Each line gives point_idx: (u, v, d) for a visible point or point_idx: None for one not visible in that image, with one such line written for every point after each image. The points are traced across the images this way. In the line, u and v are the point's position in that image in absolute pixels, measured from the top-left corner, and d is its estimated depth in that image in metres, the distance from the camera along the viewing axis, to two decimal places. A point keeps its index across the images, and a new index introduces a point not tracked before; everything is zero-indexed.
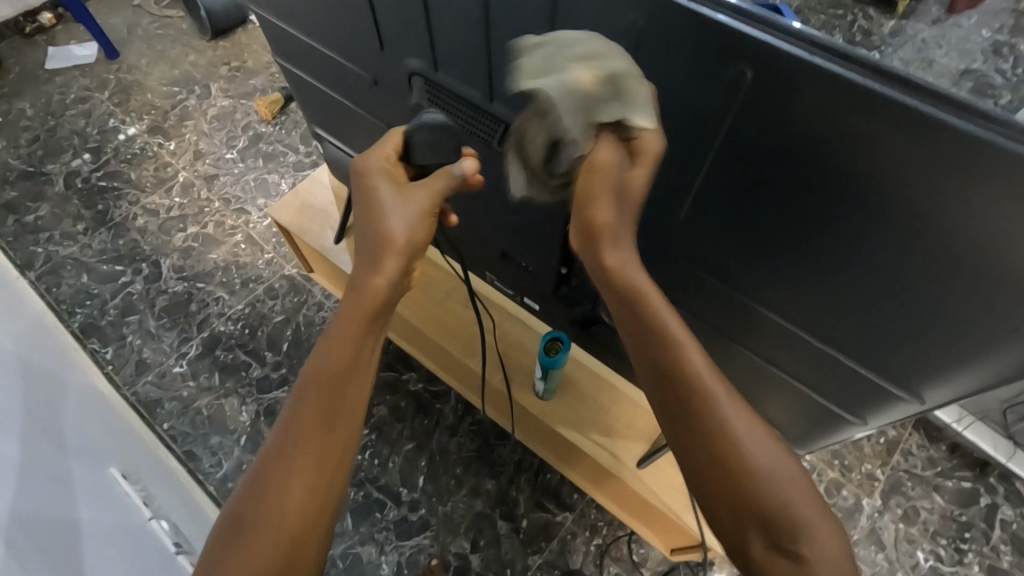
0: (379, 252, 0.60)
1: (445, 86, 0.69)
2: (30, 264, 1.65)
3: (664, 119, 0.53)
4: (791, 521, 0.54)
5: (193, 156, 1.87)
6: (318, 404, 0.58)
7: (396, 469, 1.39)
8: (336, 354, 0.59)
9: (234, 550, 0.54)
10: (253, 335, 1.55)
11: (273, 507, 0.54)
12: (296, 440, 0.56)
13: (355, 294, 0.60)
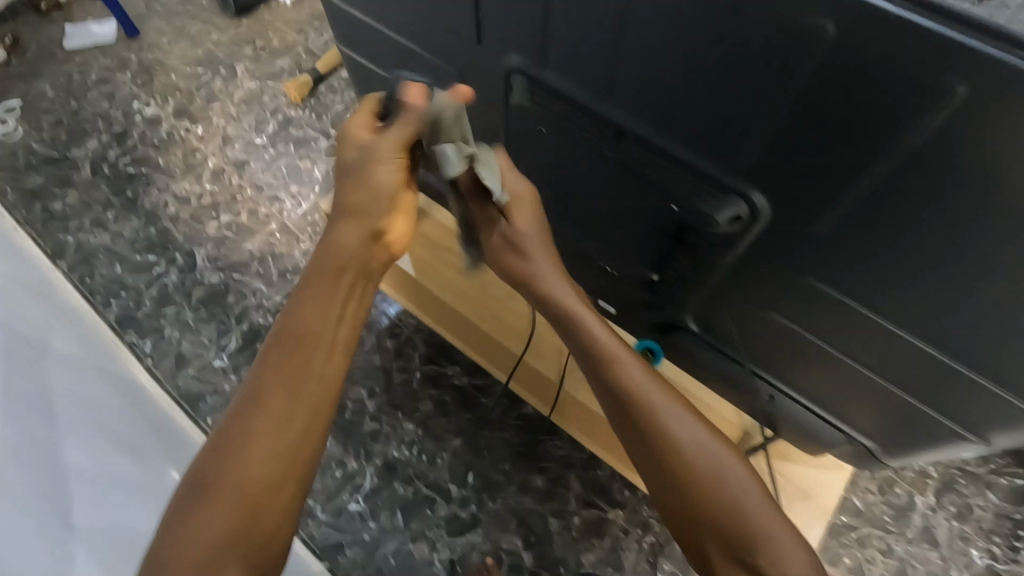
0: (342, 221, 0.79)
1: (551, 84, 0.64)
2: (61, 253, 1.61)
3: (778, 104, 0.50)
4: (739, 523, 0.71)
5: (222, 141, 1.82)
6: (287, 368, 0.74)
7: (445, 466, 1.37)
8: (306, 326, 0.76)
9: (195, 505, 0.69)
10: None
11: (253, 447, 0.71)
12: (267, 395, 0.74)
13: (322, 257, 0.79)
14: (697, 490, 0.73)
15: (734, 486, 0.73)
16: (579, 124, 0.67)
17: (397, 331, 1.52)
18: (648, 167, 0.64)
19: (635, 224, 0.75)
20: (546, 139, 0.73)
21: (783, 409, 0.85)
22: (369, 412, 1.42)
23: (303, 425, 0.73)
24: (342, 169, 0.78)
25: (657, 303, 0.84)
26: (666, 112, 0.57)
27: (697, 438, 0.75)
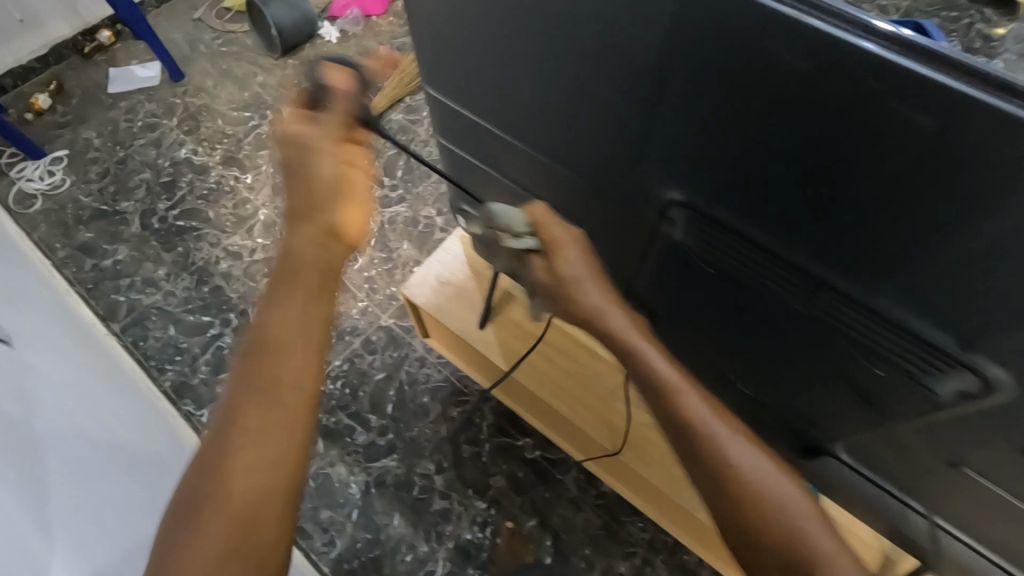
0: (306, 222, 0.67)
1: (717, 220, 0.60)
2: (113, 314, 1.56)
3: (824, 188, 0.49)
4: (819, 567, 0.58)
5: (272, 190, 1.76)
6: (257, 402, 0.60)
7: (521, 550, 1.29)
8: (268, 330, 0.63)
9: (175, 552, 0.57)
10: (355, 397, 1.45)
11: (211, 501, 0.58)
12: (239, 405, 0.61)
13: (287, 254, 0.66)
14: (763, 520, 0.61)
15: (792, 507, 0.61)
16: (765, 274, 0.61)
17: (462, 398, 1.44)
18: (851, 317, 0.57)
19: (827, 361, 0.65)
20: (714, 277, 0.68)
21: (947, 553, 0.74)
22: (438, 489, 1.35)
23: (288, 423, 0.61)
24: (308, 170, 0.67)
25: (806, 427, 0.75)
26: (734, 205, 0.57)
27: (753, 460, 0.63)
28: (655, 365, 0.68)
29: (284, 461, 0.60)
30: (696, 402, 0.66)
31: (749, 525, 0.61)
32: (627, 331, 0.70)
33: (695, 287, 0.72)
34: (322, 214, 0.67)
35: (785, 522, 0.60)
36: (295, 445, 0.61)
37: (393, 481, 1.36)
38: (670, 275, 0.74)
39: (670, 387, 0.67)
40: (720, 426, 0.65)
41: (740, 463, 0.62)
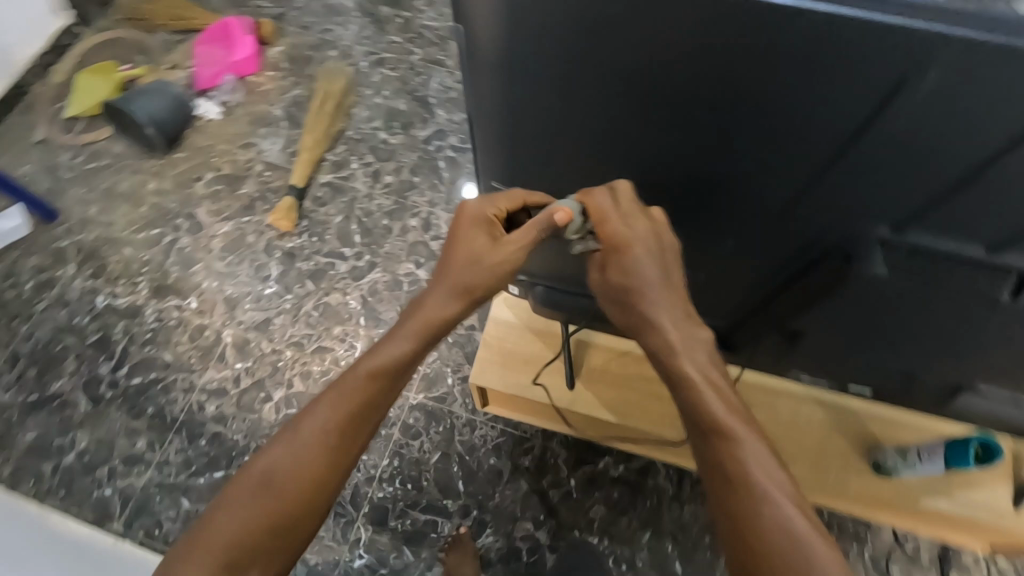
0: (447, 289, 0.74)
1: (909, 238, 0.55)
2: (109, 513, 1.34)
3: (937, 162, 0.50)
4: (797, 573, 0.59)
5: (226, 306, 1.55)
6: (327, 431, 0.73)
7: (648, 567, 1.28)
8: (379, 366, 0.74)
9: (232, 496, 0.70)
10: (420, 488, 1.35)
11: (277, 479, 0.71)
12: (310, 433, 0.72)
13: (417, 310, 0.75)
14: (757, 512, 0.62)
15: (799, 537, 0.60)
16: (946, 283, 0.58)
17: (528, 445, 1.38)
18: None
19: (1006, 337, 0.63)
20: (892, 301, 0.64)
21: None
22: (544, 545, 1.30)
23: (337, 463, 0.72)
24: (473, 254, 0.72)
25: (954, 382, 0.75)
26: (878, 218, 0.56)
27: (772, 485, 0.63)
28: (726, 413, 0.67)
29: (327, 477, 0.72)
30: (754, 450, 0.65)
31: (753, 553, 0.61)
32: (702, 382, 0.68)
33: (867, 310, 0.67)
34: (472, 284, 0.73)
35: (784, 545, 0.60)
36: (329, 477, 0.72)
37: (497, 556, 1.30)
38: (838, 306, 0.68)
39: (728, 434, 0.66)
40: (769, 485, 0.63)
41: (774, 522, 0.62)
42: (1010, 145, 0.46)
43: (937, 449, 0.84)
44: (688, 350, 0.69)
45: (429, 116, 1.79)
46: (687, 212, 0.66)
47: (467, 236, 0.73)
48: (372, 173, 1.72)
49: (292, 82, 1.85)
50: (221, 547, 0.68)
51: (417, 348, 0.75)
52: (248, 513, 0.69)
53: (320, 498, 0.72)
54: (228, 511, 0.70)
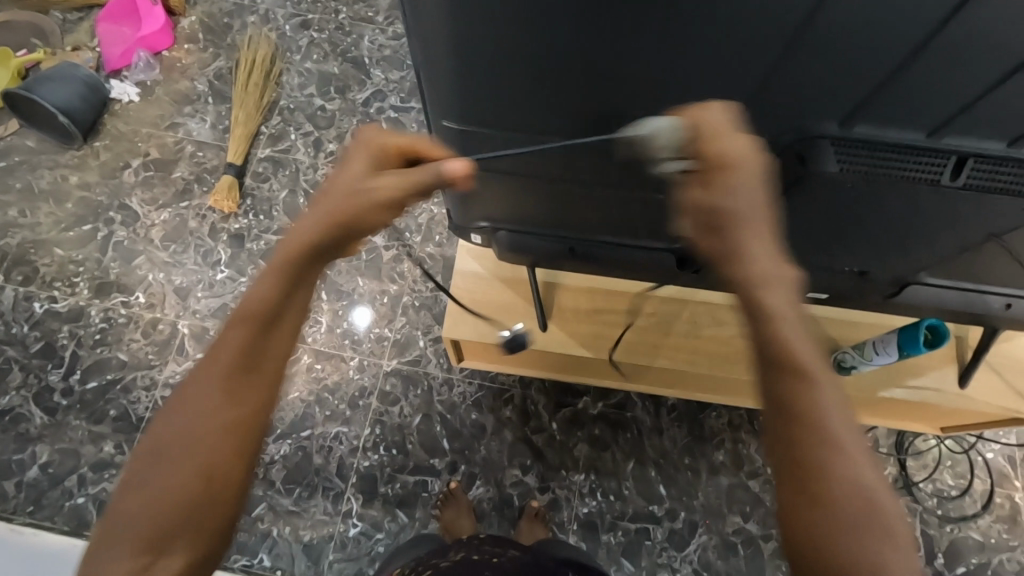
0: (320, 212, 0.56)
1: (858, 138, 0.54)
2: (85, 521, 1.29)
3: (870, 59, 0.47)
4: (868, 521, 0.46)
5: (177, 297, 1.48)
6: (214, 390, 0.53)
7: (635, 494, 1.33)
8: (258, 304, 0.54)
9: (127, 483, 0.52)
10: (406, 452, 1.36)
11: (168, 453, 0.52)
12: (201, 392, 0.53)
13: (294, 229, 0.56)
14: (822, 452, 0.47)
15: (876, 487, 0.47)
16: (894, 184, 0.58)
17: (507, 396, 1.40)
18: (994, 180, 0.55)
19: (948, 228, 0.65)
20: (840, 204, 0.63)
21: (1019, 314, 0.86)
22: (534, 488, 1.34)
23: (241, 425, 0.53)
24: (350, 187, 0.57)
25: (902, 277, 0.80)
26: (822, 123, 0.54)
27: (845, 425, 0.48)
28: (798, 342, 0.48)
29: (226, 447, 0.53)
30: (828, 392, 0.48)
31: (823, 525, 0.47)
32: (792, 316, 0.49)
33: (818, 215, 0.67)
34: (362, 213, 0.57)
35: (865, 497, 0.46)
36: (237, 447, 0.53)
37: (491, 505, 1.33)
38: (789, 216, 0.67)
39: (800, 372, 0.48)
40: (851, 435, 0.47)
41: (850, 477, 0.46)
42: (942, 26, 0.44)
43: (891, 339, 0.87)
44: (781, 280, 0.49)
45: (365, 77, 1.72)
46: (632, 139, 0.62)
47: (356, 164, 0.59)
48: (313, 143, 1.65)
49: (213, 54, 1.73)
50: (116, 545, 0.51)
51: (295, 281, 0.56)
52: (140, 500, 0.51)
53: (222, 478, 0.53)
54: (123, 498, 0.52)
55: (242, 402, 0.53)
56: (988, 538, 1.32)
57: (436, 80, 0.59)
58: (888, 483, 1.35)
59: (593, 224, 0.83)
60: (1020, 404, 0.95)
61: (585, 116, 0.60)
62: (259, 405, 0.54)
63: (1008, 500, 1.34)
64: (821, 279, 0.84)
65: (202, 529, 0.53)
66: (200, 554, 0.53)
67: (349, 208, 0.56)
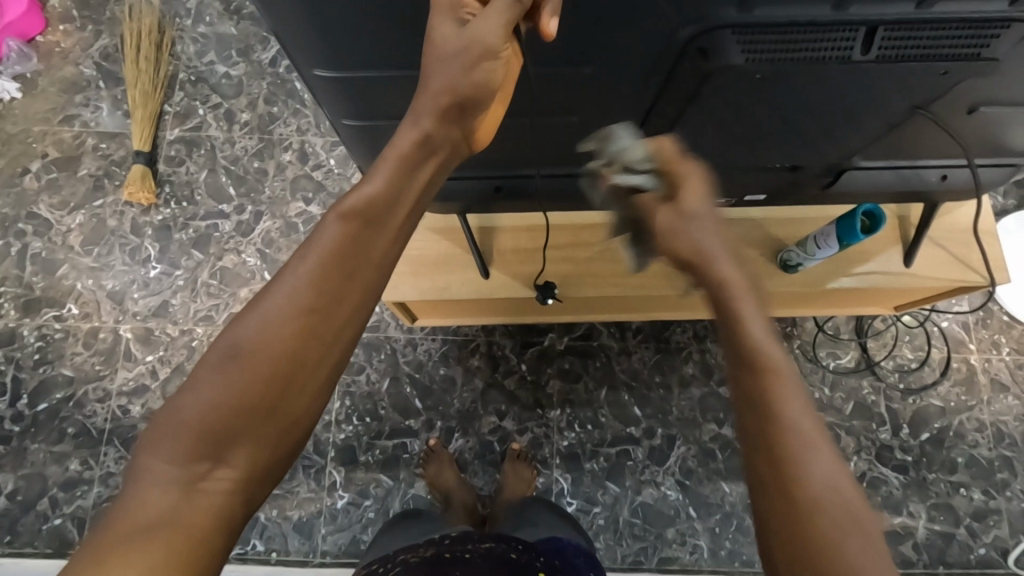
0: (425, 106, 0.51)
1: (757, 23, 0.49)
2: (66, 540, 1.27)
3: None
4: (817, 528, 0.40)
5: (112, 302, 1.41)
6: (318, 290, 0.45)
7: (612, 419, 1.35)
8: (375, 197, 0.47)
9: (198, 381, 0.44)
10: (380, 418, 1.35)
11: (249, 356, 0.43)
12: (302, 289, 0.44)
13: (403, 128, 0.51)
14: (778, 447, 0.43)
15: (842, 490, 0.41)
16: (806, 70, 0.54)
17: (472, 346, 1.39)
18: (907, 47, 0.51)
19: (870, 108, 0.62)
20: (753, 99, 0.59)
21: (956, 184, 0.85)
22: (513, 431, 1.35)
23: (337, 339, 0.45)
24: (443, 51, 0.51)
25: (837, 164, 0.78)
26: (719, 9, 0.48)
27: (800, 419, 0.43)
28: (770, 344, 0.47)
29: (312, 366, 0.45)
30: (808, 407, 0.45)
31: (807, 540, 0.40)
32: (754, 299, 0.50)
33: (738, 117, 0.63)
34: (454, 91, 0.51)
35: (821, 498, 0.41)
36: (330, 365, 0.46)
37: (472, 454, 1.34)
38: (706, 119, 0.63)
39: (773, 368, 0.46)
40: (817, 433, 0.43)
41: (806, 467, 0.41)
42: None
43: (830, 232, 0.84)
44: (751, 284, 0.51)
45: (267, 34, 1.58)
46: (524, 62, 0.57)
47: (439, 16, 0.51)
48: (224, 115, 1.53)
49: (94, 31, 1.57)
50: (168, 445, 0.43)
51: (405, 178, 0.49)
52: (211, 399, 0.43)
53: (296, 398, 0.44)
54: (191, 397, 0.43)
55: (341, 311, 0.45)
56: (949, 403, 1.38)
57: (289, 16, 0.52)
58: (852, 366, 1.39)
59: (513, 162, 0.78)
60: (964, 273, 0.95)
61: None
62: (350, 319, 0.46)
63: (964, 364, 1.40)
64: (755, 180, 0.80)
65: (269, 447, 0.44)
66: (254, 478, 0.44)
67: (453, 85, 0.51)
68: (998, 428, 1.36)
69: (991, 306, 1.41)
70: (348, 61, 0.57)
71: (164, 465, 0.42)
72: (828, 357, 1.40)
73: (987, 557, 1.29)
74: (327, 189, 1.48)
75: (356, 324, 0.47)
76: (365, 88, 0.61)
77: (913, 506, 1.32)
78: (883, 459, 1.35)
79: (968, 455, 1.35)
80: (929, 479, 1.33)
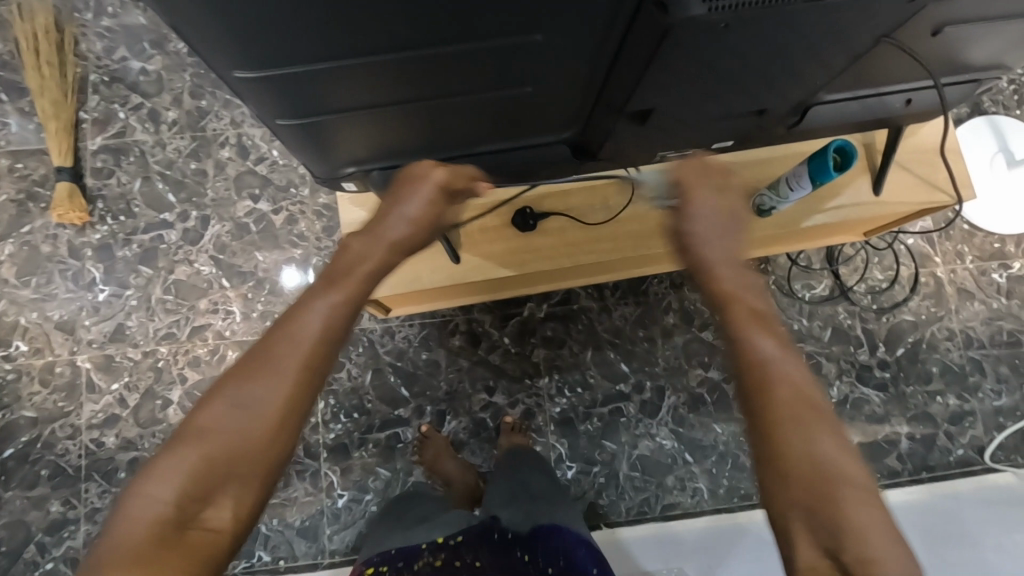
0: (369, 238, 0.66)
1: None
2: None
3: None
4: (836, 523, 0.52)
5: (63, 333, 1.32)
6: (274, 370, 0.56)
7: (600, 379, 1.35)
8: (322, 313, 0.59)
9: (178, 451, 0.54)
10: (368, 412, 1.32)
11: (221, 435, 0.54)
12: (263, 363, 0.56)
13: (357, 240, 0.65)
14: (799, 476, 0.54)
15: (855, 511, 0.52)
16: (772, 17, 0.50)
17: (452, 326, 1.35)
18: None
19: (839, 43, 0.59)
20: (716, 52, 0.55)
21: (920, 106, 0.84)
22: (504, 405, 1.34)
23: (289, 423, 0.56)
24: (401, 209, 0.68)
25: (803, 101, 0.75)
26: None
27: (821, 457, 0.54)
28: (783, 384, 0.57)
29: (274, 441, 0.55)
30: (822, 438, 0.55)
31: (831, 523, 0.52)
32: (770, 361, 0.59)
33: (704, 71, 0.59)
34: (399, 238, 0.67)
35: (847, 518, 0.52)
36: (289, 438, 0.56)
37: (467, 434, 1.33)
38: (668, 79, 0.59)
39: (777, 412, 0.56)
40: (835, 460, 0.54)
41: (819, 473, 0.54)
42: None
43: (802, 173, 0.81)
44: (778, 338, 0.60)
45: None
46: (463, 42, 0.52)
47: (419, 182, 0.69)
48: (148, 116, 1.41)
49: None
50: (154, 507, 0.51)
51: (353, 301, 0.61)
52: (184, 468, 0.53)
53: (279, 445, 0.56)
54: (161, 476, 0.52)
55: (316, 374, 0.58)
56: (920, 316, 1.42)
57: (196, 23, 0.47)
58: (826, 295, 1.41)
59: (469, 137, 0.74)
60: (932, 195, 0.96)
61: (395, 24, 0.49)
62: (318, 380, 0.58)
63: (931, 277, 1.43)
64: (722, 129, 0.78)
65: (242, 511, 0.55)
66: (243, 517, 0.55)
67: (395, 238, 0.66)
68: (967, 334, 1.41)
69: (953, 218, 1.43)
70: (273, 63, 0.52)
71: (160, 503, 0.52)
72: (803, 289, 1.41)
73: (966, 456, 1.36)
74: (274, 182, 1.39)
75: (302, 405, 0.57)
76: (297, 86, 0.56)
77: (896, 421, 1.37)
78: (864, 379, 1.39)
79: (941, 363, 1.40)
80: (908, 392, 1.38)
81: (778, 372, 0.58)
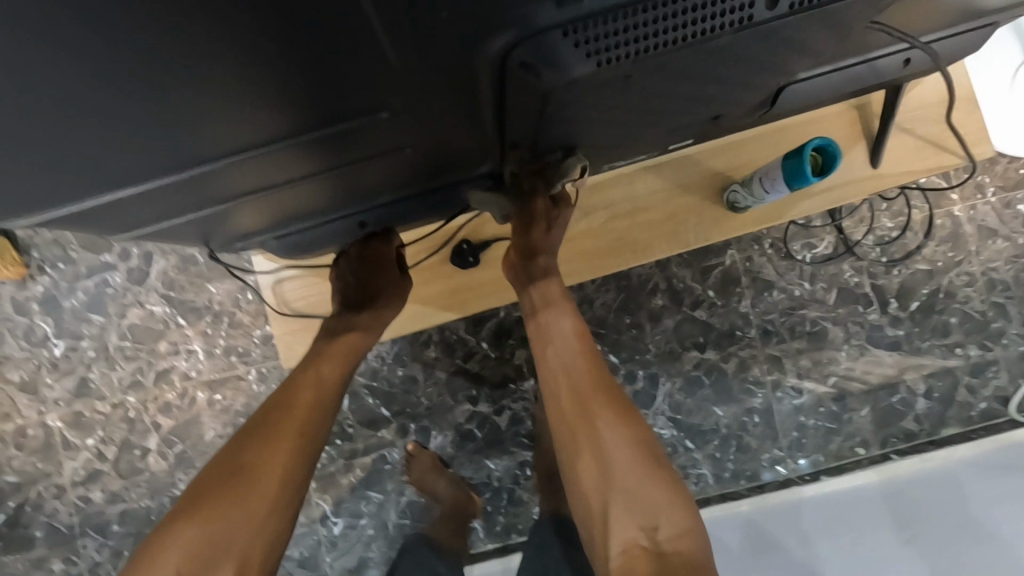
0: (333, 332, 0.84)
1: (604, 16, 0.41)
2: None
3: None
4: (623, 492, 0.64)
5: (27, 393, 1.27)
6: (259, 442, 0.71)
7: None
8: (300, 391, 0.76)
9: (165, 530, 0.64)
10: (351, 437, 1.27)
11: (216, 498, 0.66)
12: (255, 441, 0.71)
13: (334, 339, 0.83)
14: (602, 463, 0.67)
15: (645, 484, 0.64)
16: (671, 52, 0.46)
17: (424, 338, 1.27)
18: None
19: (775, 54, 0.52)
20: (620, 88, 0.50)
21: (918, 66, 0.68)
22: (490, 413, 1.27)
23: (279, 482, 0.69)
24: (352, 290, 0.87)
25: (767, 87, 0.60)
26: (539, 8, 0.39)
27: (618, 446, 0.67)
28: (588, 394, 0.72)
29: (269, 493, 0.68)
30: (617, 433, 0.68)
31: (625, 489, 0.64)
32: (574, 372, 0.73)
33: (620, 101, 0.54)
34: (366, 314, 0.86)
35: (636, 488, 0.64)
36: (283, 494, 0.69)
37: (455, 448, 1.27)
38: (573, 114, 0.54)
39: (588, 417, 0.70)
40: (633, 445, 0.67)
41: (613, 454, 0.67)
42: None
43: (777, 175, 0.79)
44: (588, 355, 0.75)
45: None
46: (319, 128, 0.50)
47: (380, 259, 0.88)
48: None
49: None
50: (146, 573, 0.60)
51: (338, 372, 0.80)
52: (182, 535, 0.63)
53: (283, 506, 0.68)
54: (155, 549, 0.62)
55: (309, 440, 0.73)
56: (936, 264, 1.28)
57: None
58: (829, 253, 1.28)
59: (371, 203, 0.69)
60: (940, 156, 0.85)
61: (214, 114, 0.46)
62: (314, 441, 0.74)
63: (947, 218, 1.28)
64: (673, 126, 0.65)
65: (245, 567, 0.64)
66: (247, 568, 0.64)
67: (367, 322, 0.86)
68: (989, 278, 1.28)
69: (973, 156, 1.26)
70: (88, 176, 0.51)
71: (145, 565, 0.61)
72: (803, 250, 1.28)
73: (989, 410, 1.26)
74: None
75: (293, 462, 0.71)
76: (128, 192, 0.55)
77: (910, 381, 1.27)
78: (875, 340, 1.28)
79: (960, 313, 1.28)
80: (924, 348, 1.27)
81: (577, 380, 0.73)
